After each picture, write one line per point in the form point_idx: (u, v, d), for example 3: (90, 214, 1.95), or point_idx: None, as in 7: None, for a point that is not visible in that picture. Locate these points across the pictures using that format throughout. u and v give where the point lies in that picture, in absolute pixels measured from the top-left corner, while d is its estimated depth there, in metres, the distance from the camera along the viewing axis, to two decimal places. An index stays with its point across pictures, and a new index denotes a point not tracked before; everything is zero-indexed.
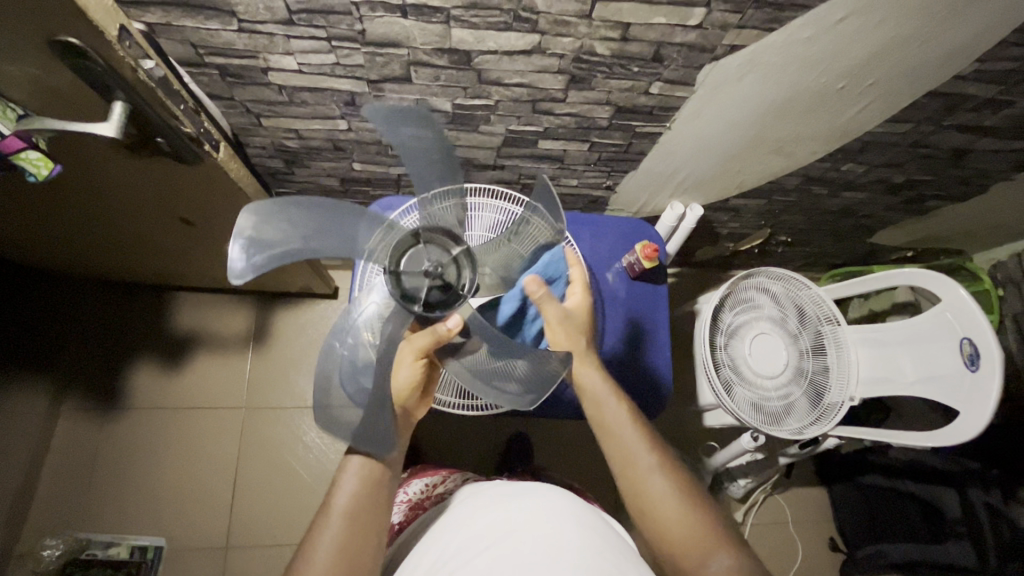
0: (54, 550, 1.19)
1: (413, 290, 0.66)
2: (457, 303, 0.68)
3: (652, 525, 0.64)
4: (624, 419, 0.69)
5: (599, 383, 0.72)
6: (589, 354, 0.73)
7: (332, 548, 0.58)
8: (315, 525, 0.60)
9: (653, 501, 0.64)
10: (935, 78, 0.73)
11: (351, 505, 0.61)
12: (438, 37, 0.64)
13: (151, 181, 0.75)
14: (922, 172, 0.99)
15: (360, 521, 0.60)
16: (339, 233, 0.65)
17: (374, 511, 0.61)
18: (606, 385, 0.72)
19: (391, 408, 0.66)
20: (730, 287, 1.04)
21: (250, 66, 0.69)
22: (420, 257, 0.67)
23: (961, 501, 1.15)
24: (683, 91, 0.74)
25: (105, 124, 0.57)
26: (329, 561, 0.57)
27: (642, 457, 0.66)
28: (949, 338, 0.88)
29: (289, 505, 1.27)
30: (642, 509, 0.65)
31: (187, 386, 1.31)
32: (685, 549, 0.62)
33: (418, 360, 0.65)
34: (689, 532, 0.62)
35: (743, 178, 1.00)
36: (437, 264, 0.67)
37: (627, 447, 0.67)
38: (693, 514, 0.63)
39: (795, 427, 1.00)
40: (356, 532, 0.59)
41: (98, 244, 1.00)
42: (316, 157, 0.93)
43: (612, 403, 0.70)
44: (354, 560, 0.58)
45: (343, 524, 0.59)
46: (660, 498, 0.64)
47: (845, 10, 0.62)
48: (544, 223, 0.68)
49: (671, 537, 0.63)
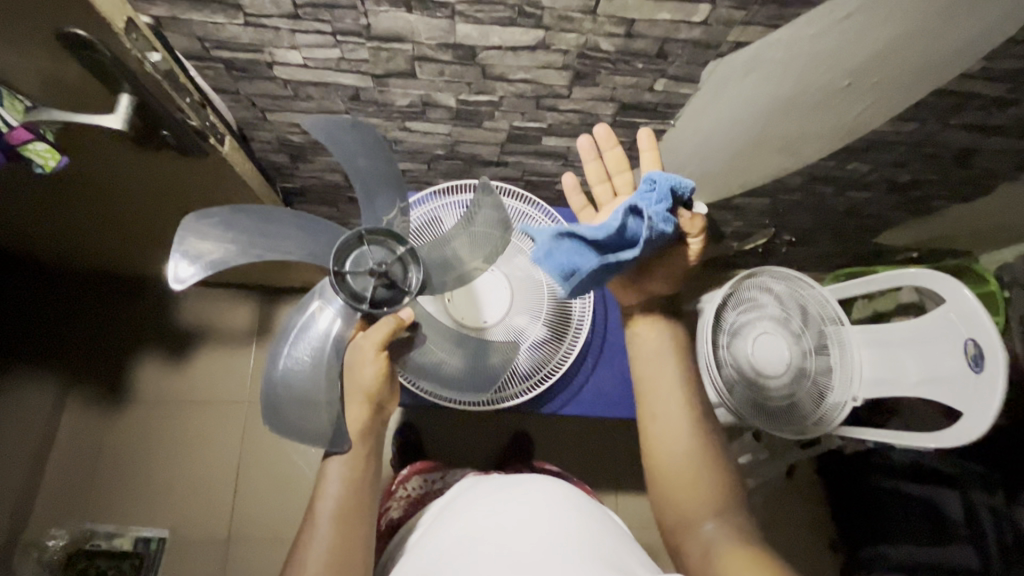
0: (59, 540, 1.20)
1: (360, 290, 0.69)
2: (403, 299, 0.71)
3: (668, 478, 0.68)
4: (670, 376, 0.72)
5: (659, 340, 0.74)
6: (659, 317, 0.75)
7: (324, 551, 0.59)
8: (303, 532, 0.61)
9: (672, 454, 0.68)
10: (942, 75, 0.73)
11: (337, 507, 0.62)
12: (443, 32, 0.64)
13: (156, 174, 0.76)
14: (928, 172, 0.99)
15: (347, 523, 0.61)
16: (285, 243, 0.70)
17: (360, 511, 0.62)
18: (665, 342, 0.75)
19: (363, 403, 0.66)
20: (734, 286, 1.05)
21: (256, 60, 0.70)
22: (366, 255, 0.70)
23: (965, 505, 1.13)
24: (688, 88, 0.74)
25: (111, 116, 0.59)
26: (322, 563, 0.58)
27: (677, 413, 0.70)
28: (952, 339, 0.88)
29: (292, 498, 1.27)
30: (664, 459, 0.69)
31: (191, 379, 1.32)
32: (690, 504, 0.65)
33: (380, 353, 0.66)
34: (698, 491, 0.66)
35: (747, 176, 1.00)
36: (382, 262, 0.70)
37: (669, 403, 0.71)
38: (708, 477, 0.67)
39: (797, 428, 1.01)
40: (346, 534, 0.60)
41: (102, 237, 1.01)
42: (321, 151, 0.93)
43: (669, 360, 0.73)
44: (346, 561, 0.59)
45: (332, 526, 0.60)
46: (683, 454, 0.68)
47: (851, 7, 0.62)
48: (491, 213, 0.73)
49: (680, 490, 0.66)
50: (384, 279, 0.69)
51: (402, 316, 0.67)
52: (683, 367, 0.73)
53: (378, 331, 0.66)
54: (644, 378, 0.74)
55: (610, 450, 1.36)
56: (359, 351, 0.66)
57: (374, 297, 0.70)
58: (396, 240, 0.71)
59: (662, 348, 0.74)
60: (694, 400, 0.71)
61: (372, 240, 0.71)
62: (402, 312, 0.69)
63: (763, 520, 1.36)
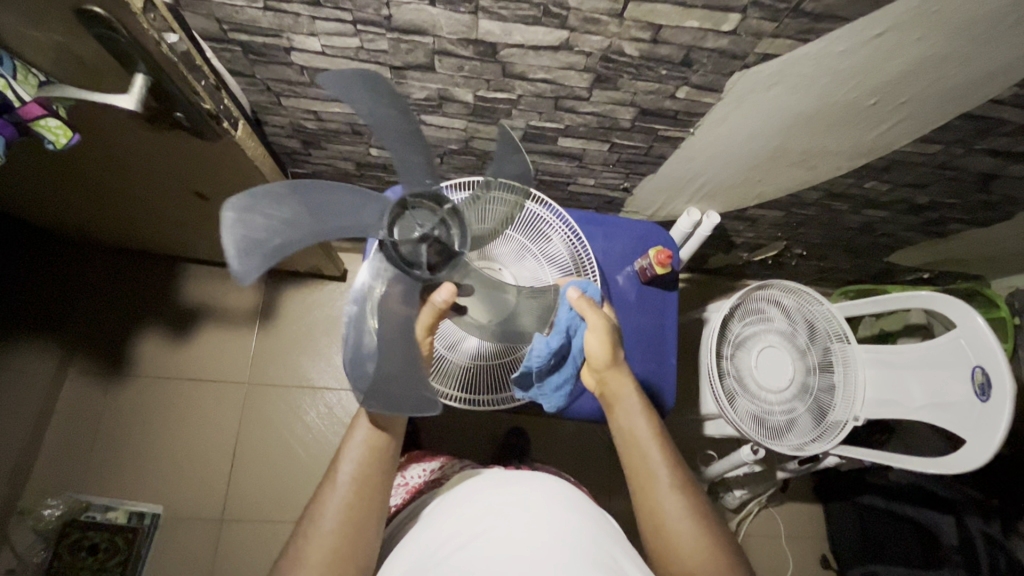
0: (54, 509, 1.21)
1: (404, 249, 0.64)
2: (412, 271, 0.64)
3: (658, 538, 0.64)
4: (646, 433, 0.70)
5: (638, 420, 0.71)
6: (631, 399, 0.72)
7: (338, 512, 0.59)
8: (322, 490, 0.61)
9: (663, 515, 0.64)
10: (971, 100, 0.71)
11: (357, 474, 0.61)
12: (464, 27, 0.63)
13: (168, 154, 0.75)
14: (947, 195, 0.97)
15: (367, 487, 0.61)
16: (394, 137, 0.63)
17: (381, 479, 0.62)
18: (644, 420, 0.71)
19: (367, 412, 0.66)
20: (744, 296, 1.03)
21: (273, 45, 0.69)
22: (427, 221, 0.65)
23: (960, 530, 1.11)
24: (710, 97, 0.73)
25: (126, 96, 0.57)
26: (336, 522, 0.58)
27: (662, 473, 0.66)
28: (959, 365, 0.86)
29: (285, 481, 1.28)
30: (653, 523, 0.65)
31: (192, 357, 1.32)
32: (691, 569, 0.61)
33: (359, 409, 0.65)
34: (698, 557, 0.62)
35: (762, 189, 0.99)
36: (433, 230, 0.64)
37: (649, 476, 0.67)
38: (705, 540, 0.63)
39: (796, 443, 0.99)
40: (362, 500, 0.60)
41: (108, 211, 1.00)
42: (334, 139, 0.92)
43: (647, 439, 0.69)
44: (360, 526, 0.59)
45: (349, 491, 0.60)
46: (670, 518, 0.64)
47: (884, 26, 0.60)
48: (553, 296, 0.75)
49: (677, 553, 0.63)
50: (432, 254, 0.65)
51: (445, 298, 0.65)
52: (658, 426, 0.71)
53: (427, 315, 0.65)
54: (622, 436, 0.71)
55: (605, 451, 1.36)
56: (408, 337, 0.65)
57: (408, 255, 0.64)
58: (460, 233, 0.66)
59: (639, 420, 0.70)
60: (677, 460, 0.68)
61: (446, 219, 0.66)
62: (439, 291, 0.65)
63: (755, 531, 1.37)
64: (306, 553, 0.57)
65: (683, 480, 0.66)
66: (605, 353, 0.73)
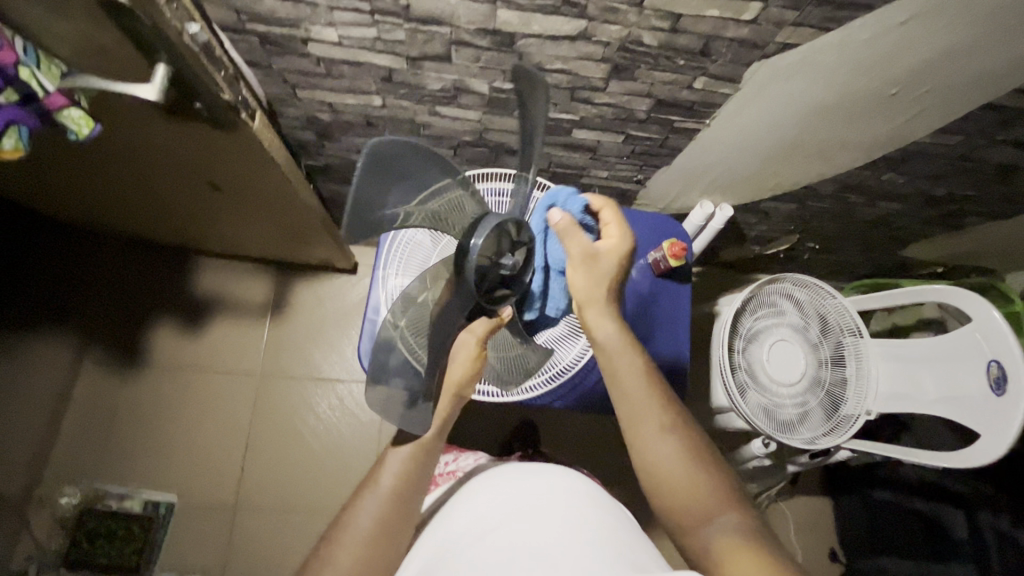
0: (72, 498, 1.22)
1: (480, 272, 0.63)
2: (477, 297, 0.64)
3: (654, 481, 0.63)
4: (636, 373, 0.66)
5: (629, 366, 0.66)
6: (621, 342, 0.66)
7: (373, 518, 0.59)
8: (357, 495, 0.61)
9: (660, 458, 0.63)
10: (993, 90, 0.71)
11: (394, 484, 0.61)
12: (483, 17, 0.62)
13: (186, 145, 0.75)
14: (965, 188, 0.96)
15: (402, 500, 0.61)
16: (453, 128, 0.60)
17: (416, 491, 0.62)
18: (635, 363, 0.66)
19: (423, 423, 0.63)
20: (755, 289, 1.03)
21: (291, 35, 0.69)
22: (508, 253, 0.65)
23: (971, 524, 1.12)
24: (727, 87, 0.72)
25: (148, 86, 0.57)
26: (370, 528, 0.59)
27: (653, 415, 0.64)
28: (974, 358, 0.86)
29: (296, 472, 1.29)
30: (648, 467, 0.63)
31: (204, 348, 1.34)
32: (691, 505, 0.61)
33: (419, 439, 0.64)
34: (694, 493, 0.61)
35: (777, 181, 0.98)
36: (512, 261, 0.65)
37: (639, 416, 0.65)
38: (700, 476, 0.62)
39: (807, 437, 0.99)
40: (397, 510, 0.61)
41: (122, 202, 1.01)
42: (348, 131, 0.92)
43: (637, 386, 0.65)
44: (391, 536, 0.60)
45: (386, 500, 0.60)
46: (665, 458, 0.62)
47: (909, 14, 0.59)
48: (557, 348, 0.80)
49: (672, 493, 0.62)
50: (494, 282, 0.65)
51: (505, 316, 0.67)
52: (647, 365, 0.67)
53: (482, 325, 0.66)
54: (611, 380, 0.66)
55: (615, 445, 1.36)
56: (461, 344, 0.66)
57: (481, 278, 0.63)
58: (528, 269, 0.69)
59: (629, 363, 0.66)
60: (669, 403, 0.66)
61: (520, 255, 0.67)
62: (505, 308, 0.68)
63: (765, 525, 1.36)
64: (336, 554, 0.57)
65: (673, 422, 0.64)
66: (590, 288, 0.67)
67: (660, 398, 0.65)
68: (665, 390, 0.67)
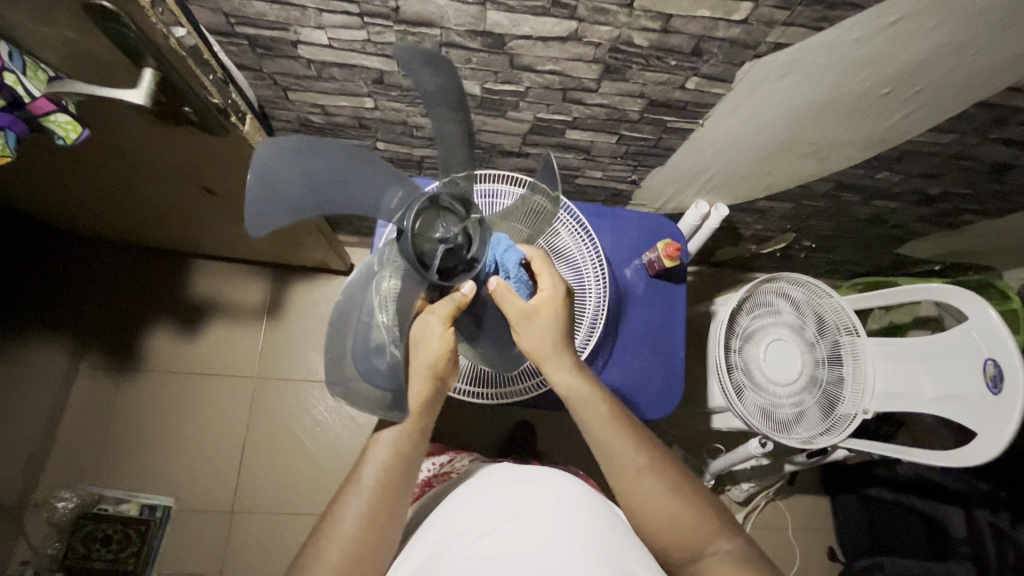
0: (68, 502, 1.22)
1: (420, 250, 0.60)
2: (423, 275, 0.61)
3: (642, 522, 0.63)
4: (607, 421, 0.66)
5: (601, 412, 0.67)
6: (583, 391, 0.68)
7: (361, 513, 0.59)
8: (344, 490, 0.61)
9: (646, 497, 0.63)
10: (986, 88, 0.70)
11: (380, 479, 0.60)
12: (472, 19, 0.62)
13: (177, 149, 0.75)
14: (960, 185, 0.96)
15: (389, 494, 0.60)
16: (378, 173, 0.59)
17: (403, 484, 0.61)
18: (607, 411, 0.67)
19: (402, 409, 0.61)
20: (751, 289, 1.02)
21: (281, 38, 0.68)
22: (452, 225, 0.62)
23: (968, 523, 1.13)
24: (720, 87, 0.72)
25: (134, 90, 0.57)
26: (358, 525, 0.58)
27: (632, 460, 0.64)
28: (971, 358, 0.85)
29: (294, 474, 1.29)
30: (636, 511, 0.63)
31: (200, 351, 1.33)
32: (681, 537, 0.61)
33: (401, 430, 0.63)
34: (683, 525, 0.61)
35: (772, 181, 0.98)
36: (453, 232, 0.62)
37: (618, 461, 0.64)
38: (685, 505, 0.62)
39: (805, 436, 0.99)
40: (385, 506, 0.60)
41: (114, 206, 1.00)
42: (341, 133, 0.92)
43: (614, 433, 0.65)
44: (379, 533, 0.59)
45: (373, 495, 0.59)
46: (651, 499, 0.62)
47: (900, 13, 0.59)
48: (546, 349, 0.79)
49: (663, 530, 0.62)
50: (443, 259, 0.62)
51: (466, 293, 0.63)
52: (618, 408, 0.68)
53: (445, 304, 0.63)
54: (587, 429, 0.67)
55: None
56: (424, 325, 0.62)
57: (422, 256, 0.60)
58: (482, 240, 0.65)
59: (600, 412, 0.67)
60: (646, 439, 0.66)
61: (471, 229, 0.64)
62: (465, 287, 0.64)
63: (763, 524, 1.36)
64: (325, 552, 0.56)
65: (652, 458, 0.65)
66: (540, 346, 0.68)
67: (634, 435, 0.66)
68: (639, 427, 0.68)
